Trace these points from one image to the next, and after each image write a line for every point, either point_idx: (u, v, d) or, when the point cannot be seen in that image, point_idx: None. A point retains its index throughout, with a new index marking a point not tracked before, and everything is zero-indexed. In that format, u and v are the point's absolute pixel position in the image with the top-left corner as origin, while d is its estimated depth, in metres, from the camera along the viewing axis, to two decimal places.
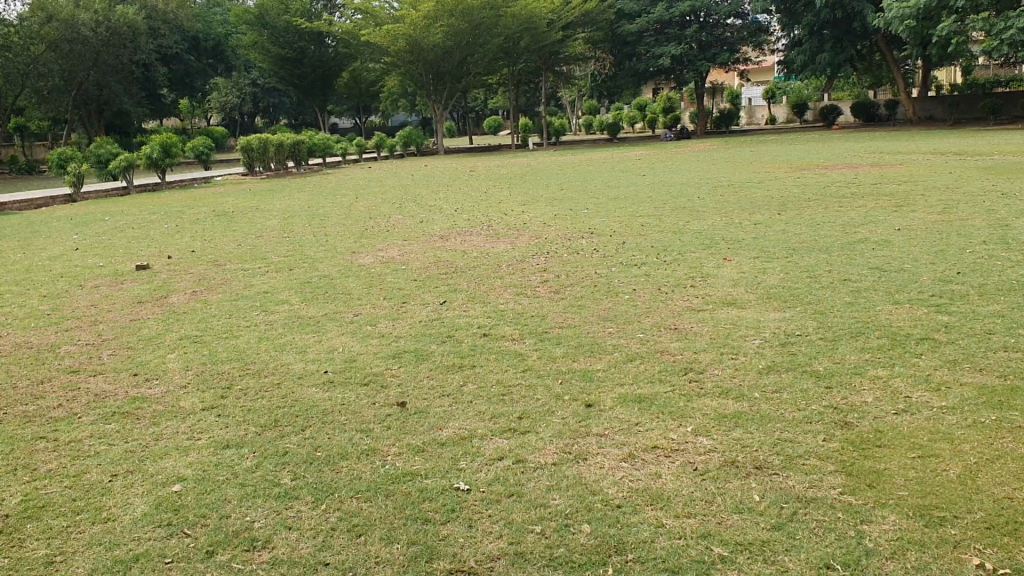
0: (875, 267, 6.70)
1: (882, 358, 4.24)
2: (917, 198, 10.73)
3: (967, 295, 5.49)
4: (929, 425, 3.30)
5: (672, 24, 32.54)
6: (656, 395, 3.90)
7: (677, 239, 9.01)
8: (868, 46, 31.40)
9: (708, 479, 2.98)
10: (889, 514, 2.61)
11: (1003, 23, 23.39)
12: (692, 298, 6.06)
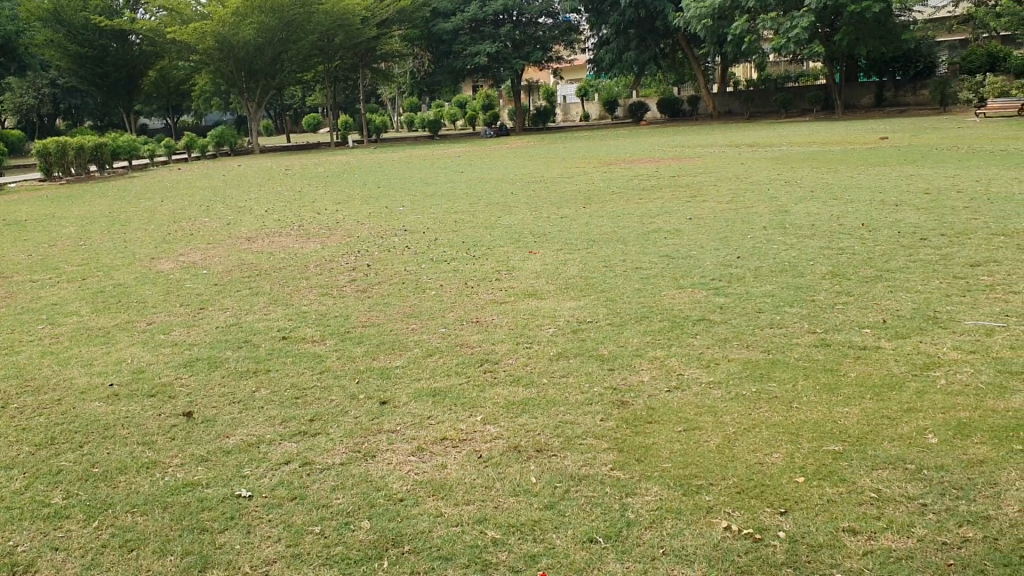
0: (666, 254, 7.08)
1: (662, 339, 4.48)
2: (711, 188, 11.36)
3: (744, 277, 5.89)
4: (695, 399, 3.54)
5: (485, 23, 32.95)
6: (450, 388, 3.97)
7: (486, 234, 9.15)
8: (671, 45, 32.85)
9: (490, 465, 3.07)
10: (653, 485, 2.81)
11: (789, 23, 25.09)
12: (495, 291, 6.20)
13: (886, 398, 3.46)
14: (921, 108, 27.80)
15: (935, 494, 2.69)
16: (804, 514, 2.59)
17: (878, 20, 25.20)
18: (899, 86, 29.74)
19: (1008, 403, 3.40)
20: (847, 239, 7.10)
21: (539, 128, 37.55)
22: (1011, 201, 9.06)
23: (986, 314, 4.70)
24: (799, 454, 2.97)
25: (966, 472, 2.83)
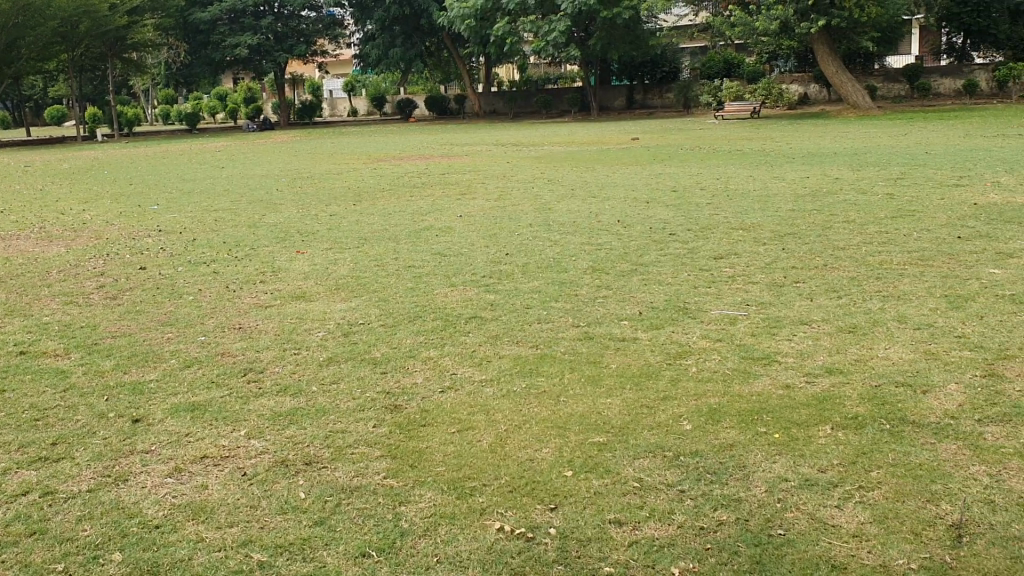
0: (436, 252, 7.08)
1: (433, 339, 4.47)
2: (477, 186, 11.56)
3: (512, 273, 6.04)
4: (468, 399, 3.55)
5: (246, 14, 31.75)
6: (211, 402, 3.74)
7: (249, 233, 8.79)
8: (436, 43, 33.04)
9: (256, 483, 2.91)
10: (426, 490, 2.78)
11: (547, 26, 25.99)
12: (260, 294, 5.95)
13: (645, 387, 3.63)
14: (668, 110, 29.69)
15: (691, 481, 2.85)
16: (573, 509, 2.67)
17: (628, 26, 26.67)
18: (648, 89, 31.52)
19: (752, 387, 3.69)
20: (604, 235, 7.40)
21: (305, 123, 36.69)
22: (746, 198, 9.86)
23: (729, 304, 5.08)
24: (568, 448, 3.05)
25: (719, 456, 3.03)
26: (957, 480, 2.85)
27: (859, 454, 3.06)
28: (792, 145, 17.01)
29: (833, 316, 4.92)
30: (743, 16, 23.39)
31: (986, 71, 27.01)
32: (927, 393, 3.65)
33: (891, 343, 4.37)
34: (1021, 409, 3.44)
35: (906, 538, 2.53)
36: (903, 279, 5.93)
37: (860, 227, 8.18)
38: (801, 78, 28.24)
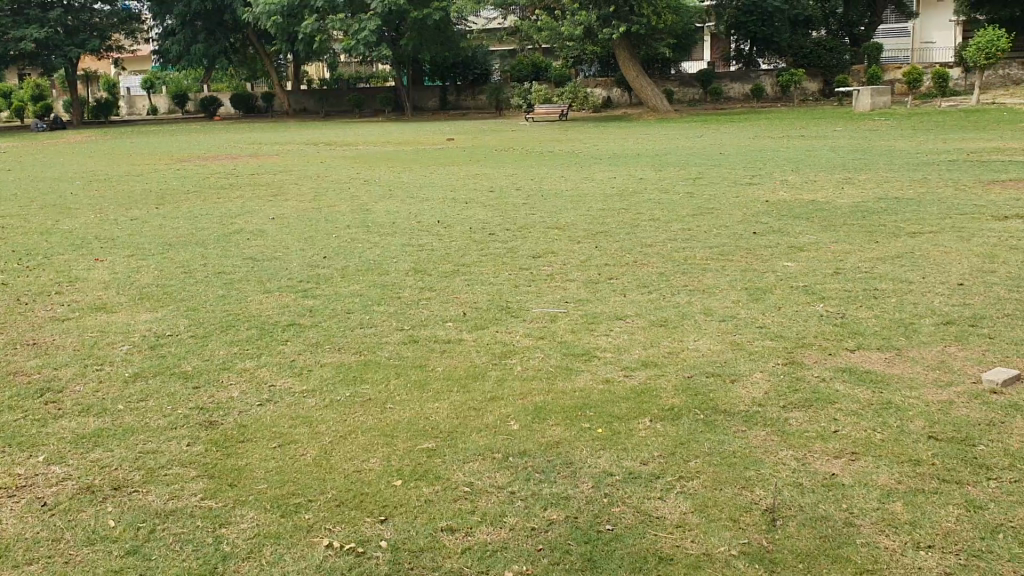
0: (249, 256, 6.86)
1: (249, 350, 4.34)
2: (290, 187, 11.27)
3: (331, 278, 6.03)
4: (290, 412, 3.50)
5: (30, 5, 29.54)
6: (2, 427, 3.44)
7: (41, 241, 8.17)
8: (241, 40, 31.89)
9: (59, 513, 2.71)
10: (248, 511, 2.72)
11: (357, 25, 25.68)
12: (54, 306, 5.53)
13: (471, 389, 3.80)
14: (480, 112, 30.07)
15: (520, 482, 2.92)
16: (404, 519, 2.68)
17: (438, 27, 26.93)
18: (460, 89, 31.71)
19: (574, 384, 3.84)
20: (424, 239, 7.57)
21: (100, 123, 34.56)
22: (559, 199, 10.26)
23: (550, 302, 5.37)
24: (395, 456, 3.11)
25: (546, 455, 3.11)
26: (767, 465, 3.00)
27: (677, 444, 3.17)
28: (599, 146, 17.58)
29: (645, 310, 5.12)
30: (549, 21, 23.82)
31: (770, 76, 28.76)
32: (735, 381, 3.84)
33: (699, 335, 4.58)
34: (819, 394, 3.67)
35: (725, 524, 2.63)
36: (707, 273, 6.24)
37: (665, 224, 8.57)
38: (605, 82, 29.37)
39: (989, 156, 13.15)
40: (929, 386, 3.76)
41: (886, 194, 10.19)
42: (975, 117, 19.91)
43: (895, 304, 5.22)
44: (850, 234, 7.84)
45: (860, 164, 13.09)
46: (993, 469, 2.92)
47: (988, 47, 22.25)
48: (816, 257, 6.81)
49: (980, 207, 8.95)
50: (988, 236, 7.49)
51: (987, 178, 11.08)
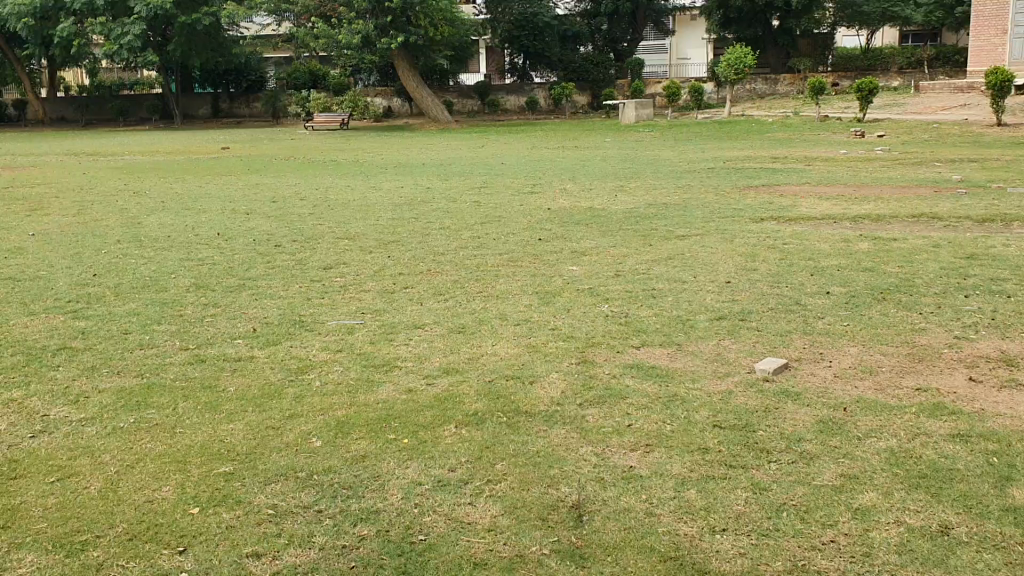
0: (7, 276, 6.31)
1: (16, 378, 3.99)
2: (50, 200, 10.46)
3: (103, 296, 5.65)
4: (68, 442, 3.26)
5: None
6: None
7: None
8: None
9: None
10: (27, 554, 2.53)
11: (119, 29, 24.20)
12: None
13: (268, 407, 3.67)
14: (255, 121, 29.19)
15: (327, 499, 2.85)
16: (204, 549, 2.56)
17: (209, 33, 26.06)
18: (233, 97, 30.59)
19: (376, 395, 3.80)
20: (204, 252, 7.29)
21: None
22: (346, 208, 10.20)
23: (344, 314, 5.31)
24: (190, 482, 2.95)
25: (352, 470, 3.06)
26: (570, 462, 3.07)
27: (483, 448, 3.20)
28: (381, 155, 17.52)
29: (442, 318, 5.15)
30: (325, 28, 23.21)
31: (543, 89, 29.84)
32: (534, 383, 3.92)
33: (497, 340, 4.63)
34: (613, 390, 3.81)
35: (534, 524, 2.67)
36: (498, 278, 6.35)
37: (455, 232, 8.63)
38: (385, 92, 29.52)
39: (741, 164, 14.23)
40: (710, 377, 3.99)
41: (656, 199, 10.78)
42: (728, 128, 21.51)
43: (672, 302, 5.52)
44: (627, 238, 8.22)
45: (630, 171, 13.80)
46: (772, 452, 3.13)
47: (738, 63, 24.08)
48: (599, 260, 7.10)
49: (738, 210, 9.67)
50: (747, 236, 8.10)
51: (742, 184, 11.94)
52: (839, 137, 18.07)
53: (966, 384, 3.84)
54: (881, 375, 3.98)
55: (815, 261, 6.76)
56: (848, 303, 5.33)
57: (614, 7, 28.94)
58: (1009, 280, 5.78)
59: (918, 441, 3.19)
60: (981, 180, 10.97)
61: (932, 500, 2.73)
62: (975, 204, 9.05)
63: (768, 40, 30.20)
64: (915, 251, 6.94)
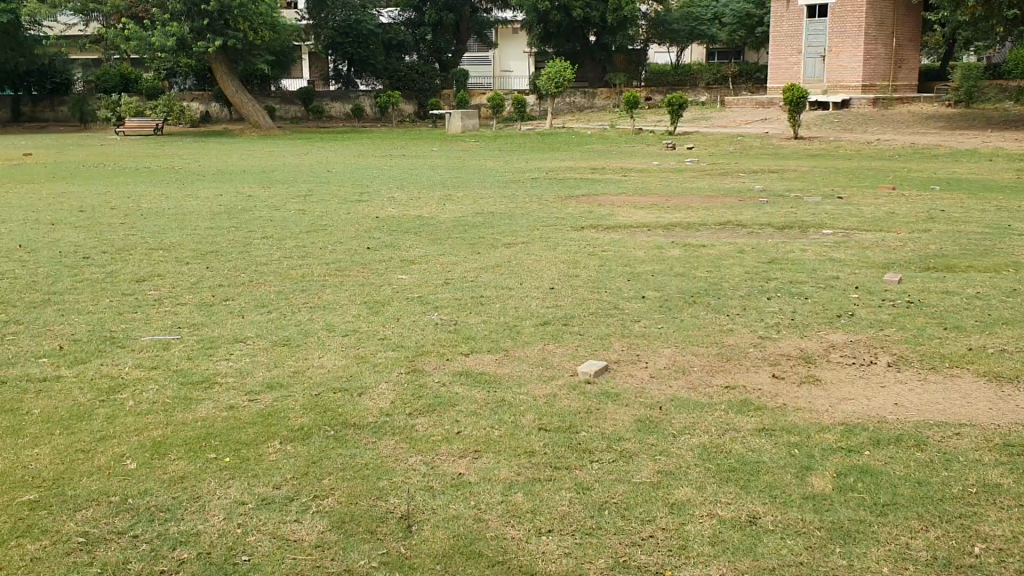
0: None
1: None
2: None
3: None
4: None
5: None
6: None
7: None
8: None
9: None
10: None
11: None
12: None
13: (77, 430, 3.47)
14: (60, 125, 27.47)
15: (143, 524, 2.73)
16: None
17: (7, 31, 24.32)
18: (35, 100, 28.65)
19: (195, 414, 3.66)
20: (3, 266, 6.84)
21: None
22: (159, 217, 9.78)
23: (160, 329, 5.08)
24: None
25: (171, 492, 2.93)
26: (399, 473, 3.07)
27: (309, 464, 3.14)
28: (199, 161, 16.86)
29: (265, 331, 5.01)
30: (136, 29, 22.11)
31: (369, 96, 29.59)
32: (362, 394, 3.88)
33: (322, 352, 4.55)
34: (441, 398, 3.83)
35: (363, 538, 2.65)
36: (324, 289, 6.25)
37: (278, 242, 8.43)
38: (202, 97, 28.47)
39: (563, 174, 14.59)
40: (535, 382, 4.08)
41: (481, 208, 10.91)
42: (550, 139, 22.00)
43: (499, 309, 5.61)
44: (454, 246, 8.28)
45: (455, 181, 13.89)
46: (594, 452, 3.23)
47: (558, 76, 24.73)
48: (426, 269, 7.11)
49: (560, 219, 9.93)
50: (569, 244, 8.33)
51: (564, 194, 12.23)
52: (652, 149, 18.86)
53: (769, 381, 4.10)
54: (694, 374, 4.19)
55: (632, 267, 7.04)
56: (663, 306, 5.59)
57: (438, 18, 29.12)
58: (806, 283, 6.22)
59: (728, 436, 3.38)
60: (781, 189, 11.70)
61: (741, 492, 2.89)
62: (775, 213, 9.65)
63: (586, 55, 31.06)
64: (722, 256, 7.35)
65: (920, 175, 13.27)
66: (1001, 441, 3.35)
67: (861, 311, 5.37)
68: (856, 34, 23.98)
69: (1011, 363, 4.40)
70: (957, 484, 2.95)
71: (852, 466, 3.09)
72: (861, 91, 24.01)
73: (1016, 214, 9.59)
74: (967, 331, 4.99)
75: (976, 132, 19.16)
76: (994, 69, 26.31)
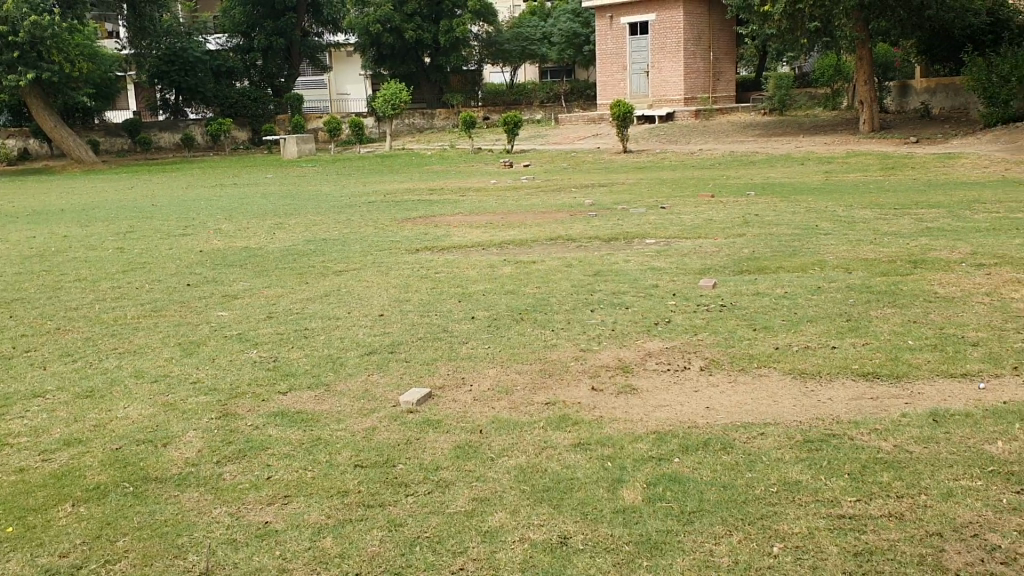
0: None
1: None
2: None
3: None
4: None
5: None
6: None
7: None
8: None
9: None
10: None
11: None
12: None
13: None
14: None
15: None
16: None
17: None
18: None
19: None
20: None
21: None
22: None
23: None
24: None
25: None
26: (200, 528, 2.90)
27: (103, 526, 2.94)
28: (11, 202, 15.77)
29: (68, 383, 4.69)
30: None
31: (199, 125, 28.73)
32: (168, 445, 3.67)
33: (128, 402, 4.29)
34: (253, 442, 3.67)
35: None
36: (137, 331, 5.94)
37: (94, 284, 7.96)
38: (19, 133, 26.71)
39: (398, 197, 14.44)
40: (354, 416, 3.97)
41: (313, 236, 10.67)
42: (387, 161, 21.86)
43: (323, 341, 5.46)
44: (281, 277, 8.03)
45: (289, 209, 13.51)
46: (410, 485, 3.16)
47: (393, 98, 24.61)
48: (249, 303, 6.86)
49: (394, 243, 9.82)
50: (401, 268, 8.24)
51: (399, 217, 12.09)
52: (490, 167, 19.02)
53: (589, 394, 4.14)
54: (516, 394, 4.17)
55: (463, 287, 7.02)
56: (490, 326, 5.57)
57: (268, 42, 28.50)
58: (628, 292, 6.36)
59: (544, 454, 3.38)
60: (608, 203, 11.96)
61: (553, 512, 2.89)
62: (602, 225, 9.88)
63: (421, 76, 31.00)
64: (551, 271, 7.44)
65: (738, 182, 13.86)
66: (802, 437, 3.49)
67: (679, 317, 5.53)
68: (675, 49, 24.96)
69: (814, 359, 4.61)
70: (760, 485, 3.04)
71: (661, 475, 3.14)
72: (683, 104, 25.06)
73: (822, 214, 10.14)
74: (775, 330, 5.22)
75: (789, 138, 20.28)
76: (801, 79, 27.99)
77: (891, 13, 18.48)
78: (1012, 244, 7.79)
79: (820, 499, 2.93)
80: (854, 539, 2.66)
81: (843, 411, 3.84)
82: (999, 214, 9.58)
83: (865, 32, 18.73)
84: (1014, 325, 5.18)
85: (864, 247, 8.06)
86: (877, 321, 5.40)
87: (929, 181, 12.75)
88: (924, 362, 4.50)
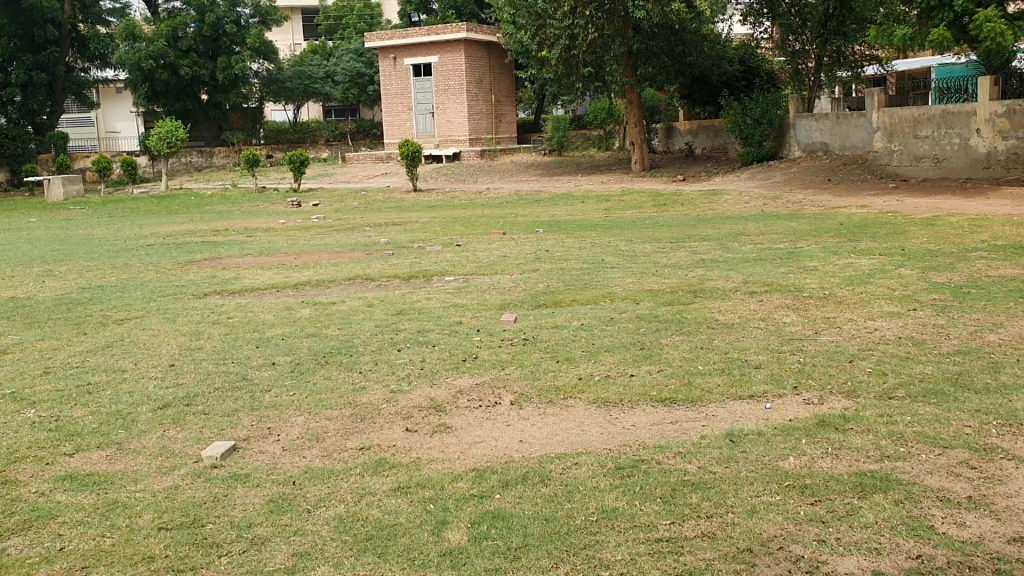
0: None
1: None
2: None
3: None
4: None
5: None
6: None
7: None
8: None
9: None
10: None
11: None
12: None
13: None
14: None
15: None
16: None
17: None
18: None
19: None
20: None
21: None
22: None
23: None
24: None
25: None
26: None
27: None
28: None
29: None
30: None
31: None
32: None
33: None
34: (41, 511, 3.35)
35: None
36: None
37: None
38: None
39: (180, 239, 13.79)
40: (152, 475, 3.71)
41: (87, 283, 9.98)
42: (166, 202, 20.90)
43: (110, 396, 5.09)
44: (56, 328, 7.44)
45: (58, 255, 12.56)
46: (222, 545, 2.99)
47: (170, 136, 23.51)
48: (22, 358, 6.29)
49: (180, 288, 9.33)
50: (190, 314, 7.84)
51: (183, 260, 11.55)
52: (277, 207, 18.51)
53: (402, 436, 4.08)
54: (327, 440, 4.05)
55: (260, 332, 6.78)
56: (293, 371, 5.41)
57: (27, 76, 26.00)
58: (432, 330, 6.36)
59: (364, 502, 3.29)
60: (403, 241, 11.98)
61: (379, 560, 2.82)
62: (398, 264, 9.86)
63: (199, 114, 29.88)
64: (352, 312, 7.31)
65: (526, 220, 14.26)
66: (613, 464, 3.60)
67: (485, 353, 5.58)
68: (458, 91, 25.45)
69: (616, 388, 4.77)
70: (579, 514, 3.11)
71: (484, 513, 3.13)
72: (468, 143, 25.56)
73: (606, 249, 10.60)
74: (576, 361, 5.38)
75: (569, 177, 21.10)
76: (578, 120, 29.25)
77: (656, 60, 19.90)
78: (778, 272, 8.45)
79: (638, 525, 3.03)
80: (673, 561, 2.77)
81: (647, 437, 3.99)
82: (763, 244, 10.37)
83: (633, 77, 19.91)
84: (789, 346, 5.60)
85: (648, 279, 8.49)
86: (668, 348, 5.68)
87: (699, 216, 13.64)
88: (714, 386, 4.77)
